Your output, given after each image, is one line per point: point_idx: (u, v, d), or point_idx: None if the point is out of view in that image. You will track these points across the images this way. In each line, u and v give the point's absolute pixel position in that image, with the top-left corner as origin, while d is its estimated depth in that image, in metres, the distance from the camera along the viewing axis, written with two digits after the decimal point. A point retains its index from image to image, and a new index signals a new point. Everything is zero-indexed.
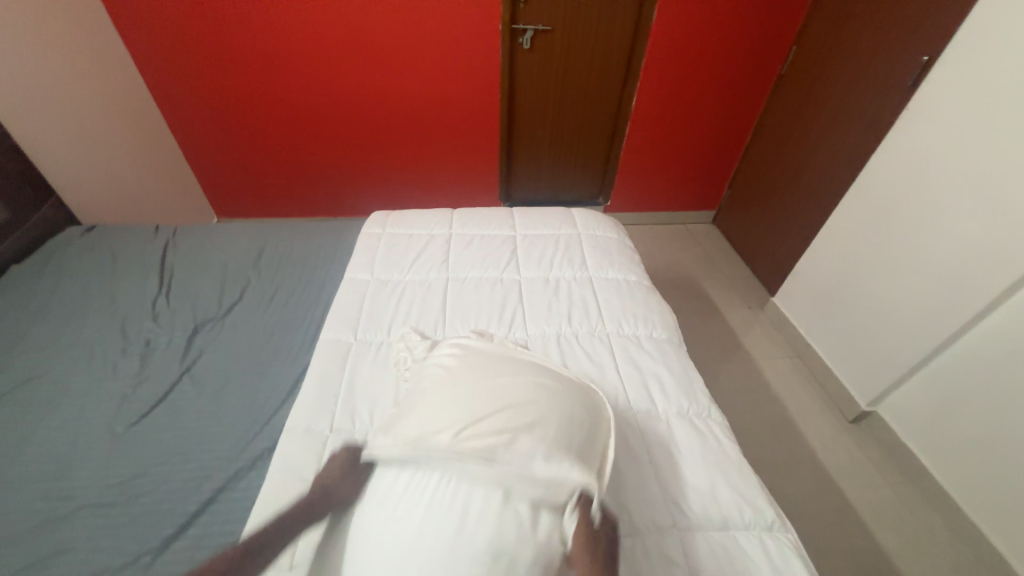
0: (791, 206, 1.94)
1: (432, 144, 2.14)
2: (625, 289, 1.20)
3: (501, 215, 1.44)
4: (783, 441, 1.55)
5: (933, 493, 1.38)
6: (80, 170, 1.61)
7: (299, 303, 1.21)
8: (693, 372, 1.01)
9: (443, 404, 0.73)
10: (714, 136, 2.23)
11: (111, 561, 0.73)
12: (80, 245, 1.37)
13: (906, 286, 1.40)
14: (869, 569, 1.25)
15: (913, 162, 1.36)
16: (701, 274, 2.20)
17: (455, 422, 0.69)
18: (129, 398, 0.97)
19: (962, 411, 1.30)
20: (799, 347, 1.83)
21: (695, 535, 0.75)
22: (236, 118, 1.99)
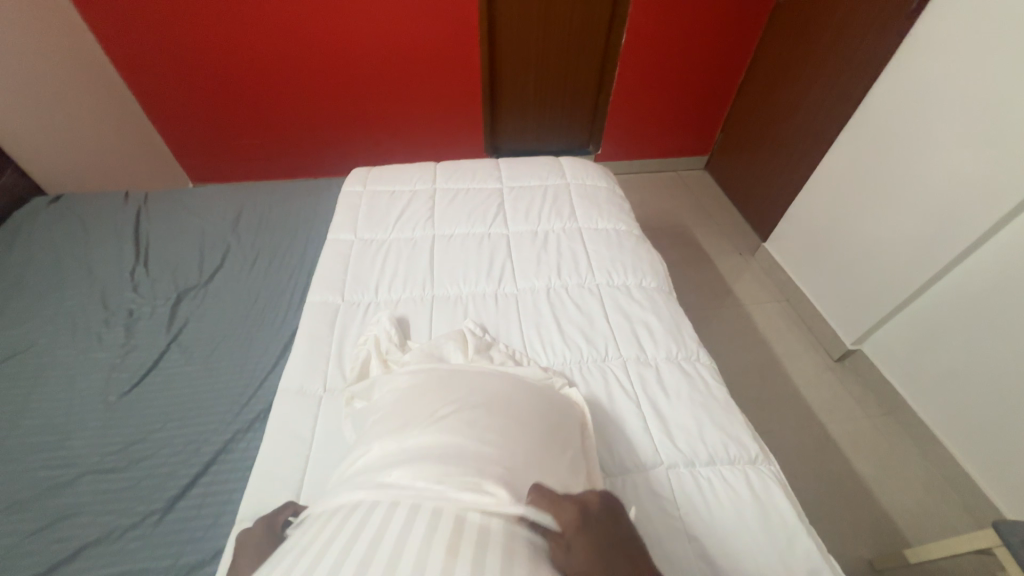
0: (784, 147, 1.89)
1: (410, 94, 2.02)
2: (614, 239, 1.18)
3: (486, 168, 1.39)
4: (769, 381, 1.60)
5: (911, 425, 1.45)
6: (40, 135, 1.52)
7: (283, 267, 1.18)
8: (681, 318, 1.02)
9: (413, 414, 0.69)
10: (706, 75, 2.11)
11: (120, 521, 0.75)
12: (48, 216, 1.31)
13: (897, 226, 1.39)
14: (842, 491, 1.34)
15: (909, 95, 1.30)
16: (691, 221, 2.17)
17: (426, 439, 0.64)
18: (117, 368, 0.96)
19: (943, 346, 1.33)
20: (788, 290, 1.84)
21: (681, 471, 0.78)
22: (196, 74, 1.84)
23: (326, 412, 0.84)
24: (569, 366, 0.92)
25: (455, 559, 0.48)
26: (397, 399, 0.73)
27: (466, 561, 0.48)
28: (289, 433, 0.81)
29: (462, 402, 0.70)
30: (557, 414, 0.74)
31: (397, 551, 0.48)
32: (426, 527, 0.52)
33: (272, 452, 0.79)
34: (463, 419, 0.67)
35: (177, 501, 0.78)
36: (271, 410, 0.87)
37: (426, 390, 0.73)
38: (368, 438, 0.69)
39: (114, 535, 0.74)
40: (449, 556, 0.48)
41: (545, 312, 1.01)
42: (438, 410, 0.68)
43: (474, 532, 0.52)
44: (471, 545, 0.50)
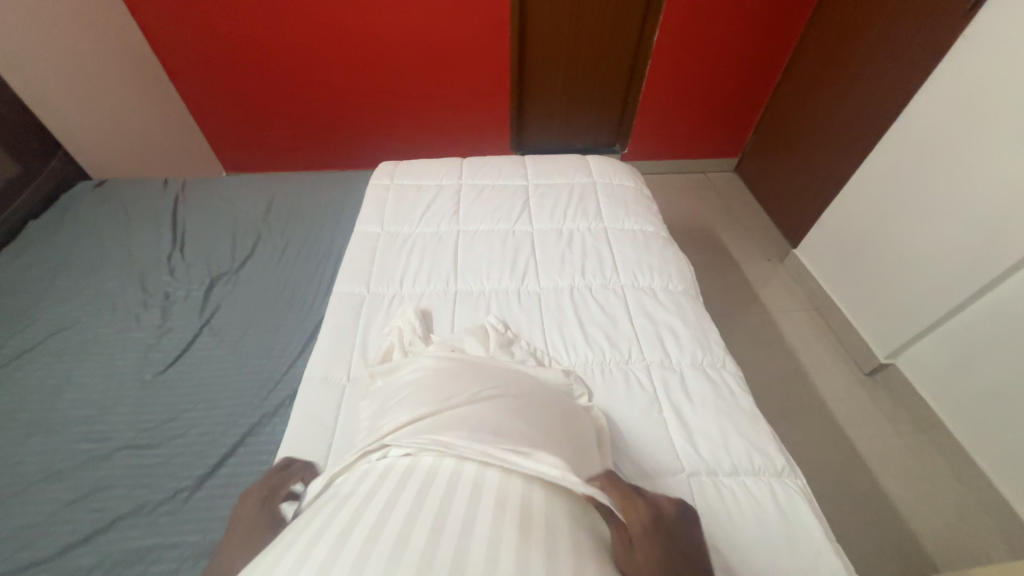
0: (820, 149, 1.82)
1: (438, 88, 2.02)
2: (640, 240, 1.16)
3: (513, 164, 1.38)
4: (793, 391, 1.56)
5: (945, 445, 1.38)
6: (86, 121, 1.58)
7: (310, 256, 1.21)
8: (707, 324, 0.99)
9: (435, 392, 0.70)
10: (740, 74, 2.05)
11: (152, 496, 0.79)
12: (94, 199, 1.37)
13: (939, 235, 1.33)
14: (868, 510, 1.30)
15: (959, 98, 1.23)
16: (719, 224, 2.12)
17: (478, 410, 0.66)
18: (153, 347, 1.00)
19: (985, 364, 1.27)
20: (818, 299, 1.78)
21: (703, 479, 0.76)
22: (232, 66, 1.89)
23: (349, 400, 0.86)
24: (590, 367, 0.91)
25: (528, 542, 0.49)
26: (415, 384, 0.73)
27: (539, 544, 0.49)
28: (312, 419, 0.83)
29: (498, 391, 0.71)
30: (577, 415, 0.74)
31: (469, 523, 0.50)
32: (494, 506, 0.53)
33: (295, 438, 0.81)
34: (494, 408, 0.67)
35: (205, 480, 0.81)
36: (296, 397, 0.89)
37: (449, 375, 0.74)
38: (401, 406, 0.70)
39: (146, 509, 0.77)
40: (521, 538, 0.49)
41: (568, 312, 1.00)
42: (472, 393, 0.69)
43: (543, 520, 0.53)
44: (542, 530, 0.52)
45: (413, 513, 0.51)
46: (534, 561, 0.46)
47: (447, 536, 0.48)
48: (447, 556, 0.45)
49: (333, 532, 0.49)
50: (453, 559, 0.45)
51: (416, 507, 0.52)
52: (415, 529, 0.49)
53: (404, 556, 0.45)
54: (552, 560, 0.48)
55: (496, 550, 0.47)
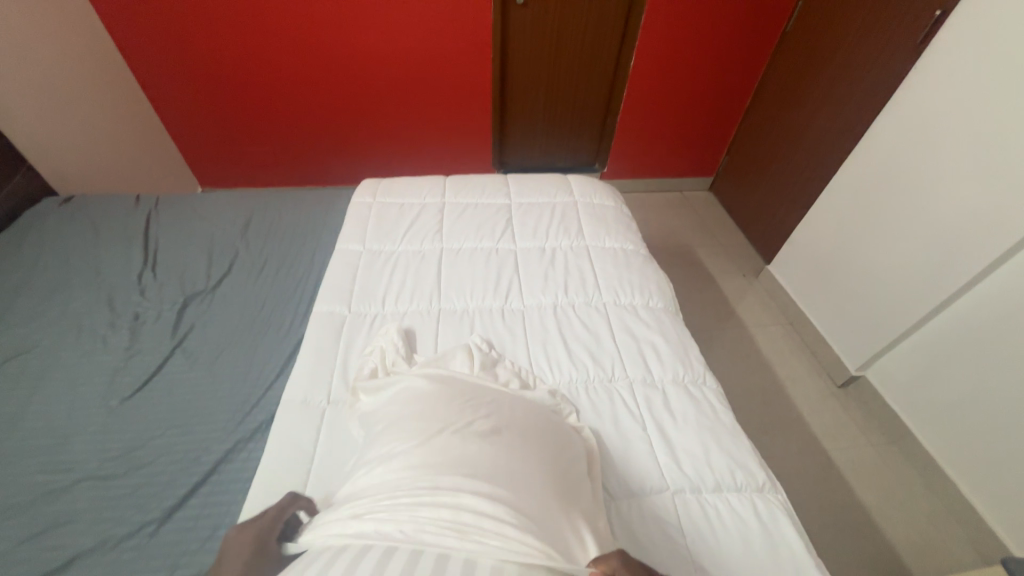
0: (790, 170, 1.91)
1: (422, 107, 2.04)
2: (621, 257, 1.19)
3: (496, 183, 1.40)
4: (771, 404, 1.60)
5: (914, 455, 1.43)
6: (54, 136, 1.53)
7: (290, 275, 1.18)
8: (688, 340, 1.02)
9: (424, 418, 0.68)
10: (713, 98, 2.15)
11: (116, 530, 0.74)
12: (59, 216, 1.32)
13: (903, 253, 1.40)
14: (846, 522, 1.32)
15: (919, 125, 1.32)
16: (696, 242, 2.18)
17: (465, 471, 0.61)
18: (121, 371, 0.96)
19: (949, 374, 1.33)
20: (791, 313, 1.84)
21: (686, 496, 0.77)
22: (214, 81, 1.87)
23: (331, 422, 0.84)
24: (574, 385, 0.91)
25: None
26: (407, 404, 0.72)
27: None
28: (291, 443, 0.81)
29: (492, 422, 0.69)
30: (563, 435, 0.74)
31: None
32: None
33: (273, 463, 0.78)
34: (481, 431, 0.66)
35: (174, 511, 0.77)
36: (274, 420, 0.87)
37: (443, 397, 0.72)
38: (387, 466, 0.63)
39: (108, 545, 0.73)
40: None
41: (552, 329, 1.01)
42: (469, 427, 0.67)
43: None
44: None
45: None
46: None
47: None
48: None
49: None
50: None
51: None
52: None
53: None
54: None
55: None
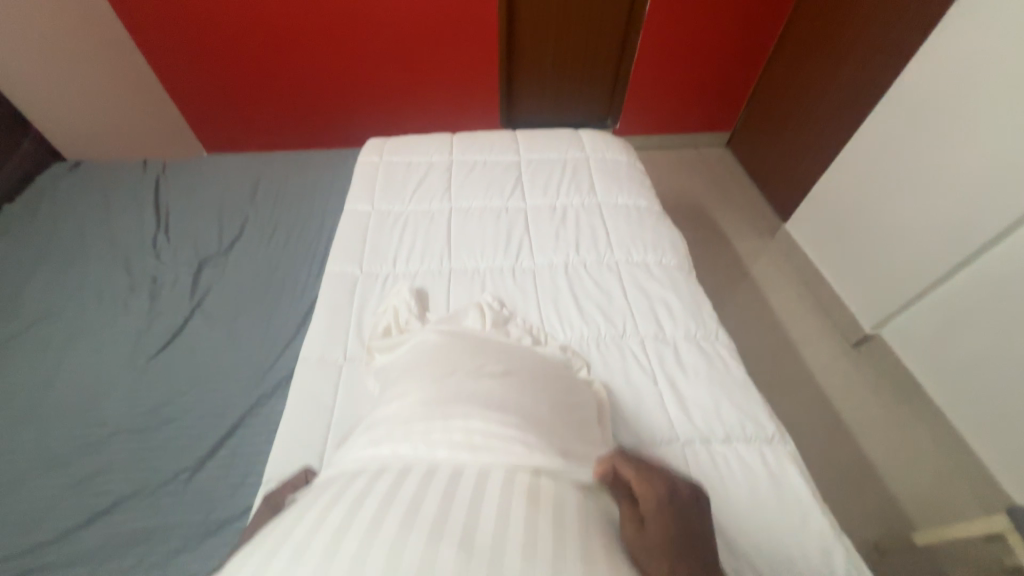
0: (813, 122, 1.81)
1: (426, 62, 1.96)
2: (634, 214, 1.16)
3: (505, 140, 1.36)
4: (782, 363, 1.60)
5: (925, 411, 1.43)
6: (55, 99, 1.52)
7: (300, 237, 1.18)
8: (701, 297, 1.01)
9: (438, 365, 0.70)
10: (733, 45, 2.02)
11: (153, 478, 0.79)
12: (70, 182, 1.32)
13: (929, 208, 1.35)
14: (852, 476, 1.35)
15: (958, 68, 1.23)
16: (710, 200, 2.12)
17: (475, 399, 0.63)
18: (144, 332, 0.99)
19: (967, 331, 1.31)
20: (807, 273, 1.80)
21: (696, 447, 0.78)
22: (211, 40, 1.80)
23: (348, 379, 0.86)
24: (585, 342, 0.92)
25: (536, 532, 0.48)
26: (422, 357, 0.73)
27: (549, 532, 0.48)
28: (310, 399, 0.83)
29: (503, 366, 0.71)
30: (574, 388, 0.75)
31: (473, 517, 0.48)
32: (503, 483, 0.53)
33: (294, 417, 0.81)
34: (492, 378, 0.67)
35: (205, 461, 0.81)
36: (293, 377, 0.89)
37: (456, 348, 0.73)
38: (398, 400, 0.66)
39: (147, 491, 0.77)
40: (529, 509, 0.51)
41: (564, 287, 1.00)
42: (478, 369, 0.69)
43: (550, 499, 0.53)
44: (549, 508, 0.52)
45: (414, 507, 0.48)
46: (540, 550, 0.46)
47: (451, 526, 0.47)
48: (457, 527, 0.46)
49: (339, 514, 0.49)
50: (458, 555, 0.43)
51: (422, 487, 0.52)
52: (414, 526, 0.46)
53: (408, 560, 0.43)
54: (558, 528, 0.49)
55: (501, 544, 0.46)
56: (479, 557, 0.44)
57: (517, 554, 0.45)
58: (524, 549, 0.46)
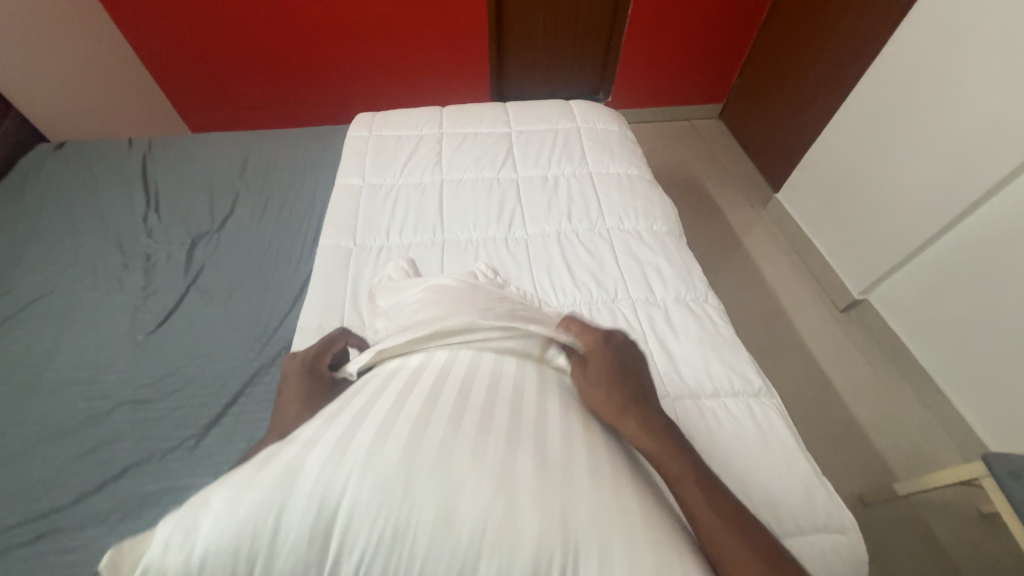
0: (807, 86, 1.79)
1: (413, 34, 1.90)
2: (626, 183, 1.17)
3: (495, 111, 1.34)
4: (773, 330, 1.63)
5: (910, 371, 1.47)
6: (36, 80, 1.47)
7: (292, 212, 1.18)
8: (692, 262, 1.02)
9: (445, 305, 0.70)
10: (726, 11, 1.98)
11: (160, 445, 0.81)
12: (56, 162, 1.31)
13: (918, 168, 1.35)
14: (838, 434, 1.40)
15: (952, 24, 1.20)
16: (703, 172, 2.12)
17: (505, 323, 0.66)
18: (141, 308, 1.00)
19: (952, 293, 1.33)
20: (798, 241, 1.82)
21: (686, 402, 0.81)
22: (185, 13, 1.74)
23: None
24: (578, 308, 0.93)
25: (594, 438, 0.52)
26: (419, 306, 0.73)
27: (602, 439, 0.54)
28: None
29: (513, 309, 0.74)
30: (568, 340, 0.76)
31: (543, 417, 0.51)
32: (562, 412, 0.54)
33: None
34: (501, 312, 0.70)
35: (210, 428, 0.83)
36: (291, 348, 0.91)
37: (455, 295, 0.74)
38: (431, 324, 0.65)
39: (155, 458, 0.79)
40: (587, 431, 0.53)
41: (556, 256, 1.01)
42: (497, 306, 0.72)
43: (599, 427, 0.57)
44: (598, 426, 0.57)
45: (490, 401, 0.51)
46: (601, 449, 0.51)
47: (526, 418, 0.50)
48: (531, 420, 0.50)
49: (417, 404, 0.48)
50: (538, 441, 0.47)
51: (494, 395, 0.52)
52: (495, 418, 0.48)
53: (496, 439, 0.46)
54: (611, 449, 0.53)
55: (570, 438, 0.50)
56: (553, 469, 0.44)
57: (584, 465, 0.46)
58: (590, 466, 0.46)
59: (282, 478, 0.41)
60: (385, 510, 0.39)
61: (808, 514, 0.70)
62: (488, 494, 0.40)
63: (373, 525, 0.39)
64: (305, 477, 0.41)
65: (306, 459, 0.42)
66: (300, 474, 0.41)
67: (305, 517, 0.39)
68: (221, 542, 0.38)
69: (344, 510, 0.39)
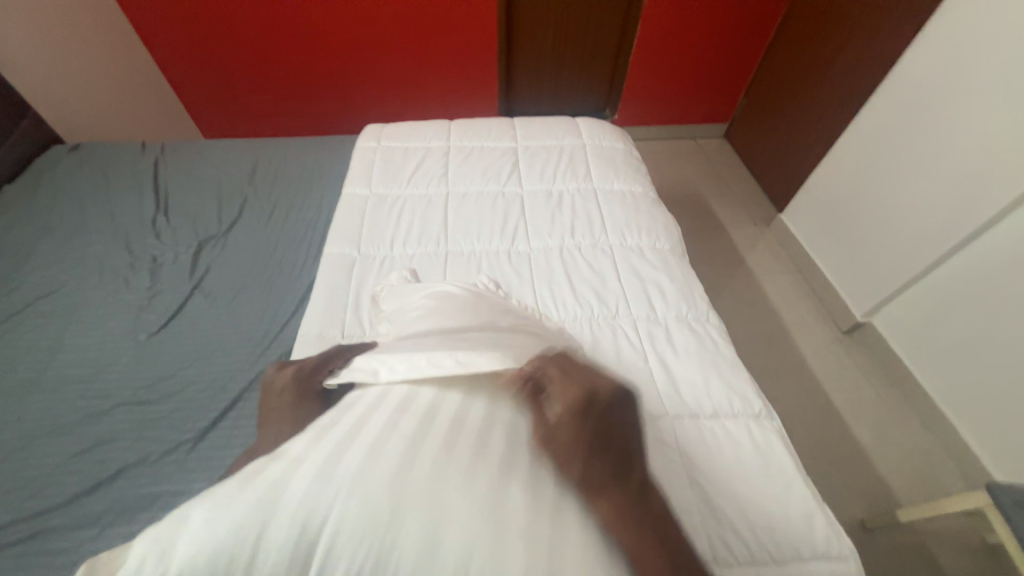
0: (812, 109, 1.81)
1: (425, 49, 1.94)
2: (630, 200, 1.18)
3: (502, 125, 1.37)
4: (775, 350, 1.62)
5: (914, 396, 1.46)
6: (56, 82, 1.51)
7: (299, 218, 1.20)
8: (693, 281, 1.02)
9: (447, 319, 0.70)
10: (732, 35, 2.02)
11: (155, 448, 0.81)
12: (70, 162, 1.33)
13: (922, 193, 1.35)
14: (840, 458, 1.38)
15: (956, 53, 1.22)
16: (707, 190, 2.13)
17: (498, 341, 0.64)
18: (145, 309, 1.00)
19: (955, 318, 1.33)
20: (801, 261, 1.82)
21: (684, 421, 0.80)
22: (206, 23, 1.79)
23: None
24: (579, 322, 0.93)
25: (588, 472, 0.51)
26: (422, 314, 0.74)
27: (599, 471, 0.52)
28: None
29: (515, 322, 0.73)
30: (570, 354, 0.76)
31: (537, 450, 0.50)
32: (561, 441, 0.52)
33: None
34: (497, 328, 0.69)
35: (206, 432, 0.83)
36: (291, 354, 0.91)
37: (457, 306, 0.74)
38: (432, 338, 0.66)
39: (149, 461, 0.79)
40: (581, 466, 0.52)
41: (558, 269, 1.02)
42: (495, 324, 0.71)
43: None
44: None
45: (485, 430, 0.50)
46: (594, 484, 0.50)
47: (519, 452, 0.49)
48: (524, 454, 0.49)
49: (411, 425, 0.49)
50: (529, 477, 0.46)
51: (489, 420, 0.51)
52: (487, 450, 0.48)
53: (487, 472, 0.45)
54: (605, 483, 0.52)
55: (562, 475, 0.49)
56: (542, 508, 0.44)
57: (572, 507, 0.46)
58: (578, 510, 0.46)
59: (263, 499, 0.40)
60: (371, 537, 0.39)
61: (805, 539, 0.69)
62: (474, 529, 0.40)
63: (358, 549, 0.39)
64: (288, 501, 0.40)
65: (291, 478, 0.42)
66: (283, 494, 0.41)
67: (286, 541, 0.39)
68: (208, 552, 0.38)
69: (328, 532, 0.39)
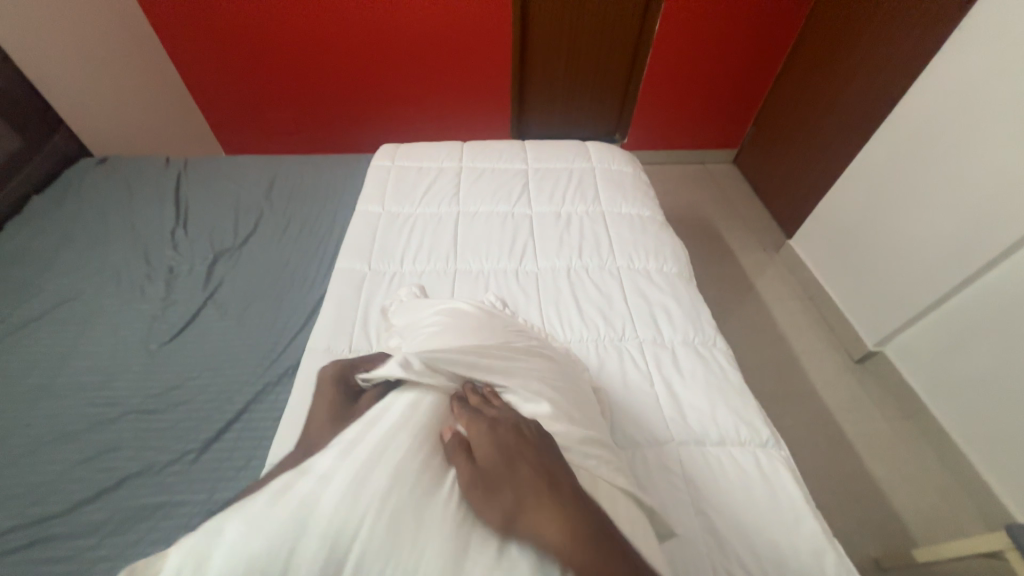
0: (821, 138, 1.83)
1: (441, 74, 2.01)
2: (637, 223, 1.19)
3: (514, 148, 1.40)
4: (784, 378, 1.59)
5: (929, 429, 1.42)
6: (88, 99, 1.58)
7: (312, 233, 1.23)
8: (701, 305, 1.02)
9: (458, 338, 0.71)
10: (741, 65, 2.06)
11: (159, 458, 0.81)
12: (97, 175, 1.38)
13: (933, 224, 1.35)
14: (853, 492, 1.33)
15: (963, 87, 1.24)
16: (716, 215, 2.14)
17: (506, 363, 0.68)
18: (159, 318, 1.03)
19: (971, 350, 1.30)
20: (811, 287, 1.81)
21: (691, 448, 0.79)
22: (234, 46, 1.88)
23: None
24: (585, 343, 0.93)
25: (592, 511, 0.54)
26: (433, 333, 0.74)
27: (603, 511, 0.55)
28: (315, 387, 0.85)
29: (524, 344, 0.74)
30: (578, 376, 0.76)
31: None
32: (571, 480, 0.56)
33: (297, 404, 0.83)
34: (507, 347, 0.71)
35: (210, 443, 0.83)
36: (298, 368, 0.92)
37: (468, 326, 0.75)
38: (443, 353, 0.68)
39: (152, 471, 0.80)
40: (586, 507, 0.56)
41: (565, 290, 1.03)
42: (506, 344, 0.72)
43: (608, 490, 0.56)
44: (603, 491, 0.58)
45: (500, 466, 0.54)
46: None
47: None
48: None
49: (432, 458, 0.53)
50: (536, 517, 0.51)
51: None
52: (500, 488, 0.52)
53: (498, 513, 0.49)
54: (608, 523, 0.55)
55: None
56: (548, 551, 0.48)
57: None
58: None
59: None
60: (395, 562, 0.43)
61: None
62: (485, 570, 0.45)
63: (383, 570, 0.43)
64: (317, 517, 0.44)
65: (319, 496, 0.45)
66: (302, 514, 0.43)
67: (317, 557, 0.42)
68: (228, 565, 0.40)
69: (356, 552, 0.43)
